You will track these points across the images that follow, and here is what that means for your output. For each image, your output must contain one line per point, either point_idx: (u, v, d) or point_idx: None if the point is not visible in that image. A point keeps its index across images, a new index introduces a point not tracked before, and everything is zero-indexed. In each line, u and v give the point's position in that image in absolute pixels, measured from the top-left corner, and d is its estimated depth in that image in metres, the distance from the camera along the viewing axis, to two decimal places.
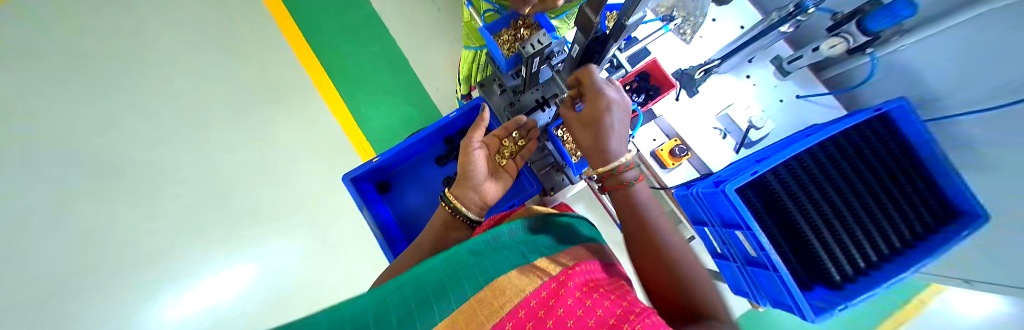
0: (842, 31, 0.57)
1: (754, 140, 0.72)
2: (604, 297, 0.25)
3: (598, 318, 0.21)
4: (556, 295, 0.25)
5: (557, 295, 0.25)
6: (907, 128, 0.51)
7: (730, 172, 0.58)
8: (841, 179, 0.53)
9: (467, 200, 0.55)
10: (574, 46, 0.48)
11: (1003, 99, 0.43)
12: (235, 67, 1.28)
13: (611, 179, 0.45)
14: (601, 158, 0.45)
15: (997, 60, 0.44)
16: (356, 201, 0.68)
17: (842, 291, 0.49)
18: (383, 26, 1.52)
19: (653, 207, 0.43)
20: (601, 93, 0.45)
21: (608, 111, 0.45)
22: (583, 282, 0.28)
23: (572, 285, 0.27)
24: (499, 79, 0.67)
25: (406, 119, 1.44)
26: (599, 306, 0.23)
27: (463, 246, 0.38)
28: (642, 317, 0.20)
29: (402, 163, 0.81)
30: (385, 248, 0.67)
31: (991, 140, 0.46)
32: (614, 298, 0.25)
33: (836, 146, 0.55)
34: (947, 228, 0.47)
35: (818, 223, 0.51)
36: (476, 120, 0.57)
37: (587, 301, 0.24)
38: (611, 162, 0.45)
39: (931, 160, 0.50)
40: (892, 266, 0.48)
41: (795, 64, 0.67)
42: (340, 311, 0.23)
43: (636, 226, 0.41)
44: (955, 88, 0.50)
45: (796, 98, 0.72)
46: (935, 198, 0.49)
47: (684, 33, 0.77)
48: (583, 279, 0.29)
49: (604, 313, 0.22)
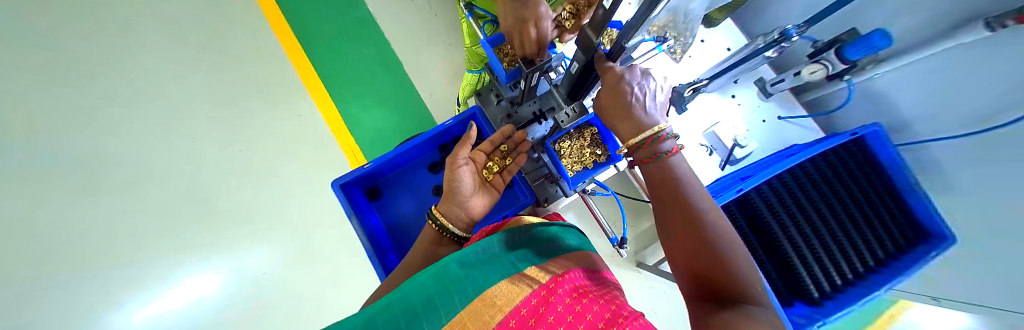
0: (821, 58, 0.59)
1: (738, 158, 0.75)
2: (593, 302, 0.26)
3: (588, 322, 0.22)
4: (546, 302, 0.26)
5: (547, 302, 0.26)
6: (880, 151, 0.53)
7: (715, 189, 0.60)
8: (817, 198, 0.56)
9: (452, 215, 0.54)
10: (574, 63, 0.48)
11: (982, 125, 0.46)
12: (221, 61, 1.24)
13: (638, 152, 0.41)
14: (632, 130, 0.41)
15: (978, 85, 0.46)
16: (346, 210, 0.66)
17: (820, 307, 0.51)
18: (380, 30, 1.53)
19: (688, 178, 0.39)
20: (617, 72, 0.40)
21: (625, 82, 0.41)
22: (572, 288, 0.29)
23: (562, 292, 0.27)
24: (497, 89, 0.68)
25: (399, 123, 1.44)
26: (589, 311, 0.24)
27: (454, 258, 0.38)
28: (630, 321, 0.22)
29: (391, 170, 0.79)
30: (375, 261, 0.64)
31: (965, 161, 0.49)
32: (602, 303, 0.26)
33: (813, 165, 0.57)
34: (917, 248, 0.50)
35: (797, 242, 0.54)
36: (462, 138, 0.58)
37: (576, 308, 0.25)
38: (643, 132, 0.40)
39: (900, 182, 0.53)
40: (866, 283, 0.50)
41: (778, 87, 0.70)
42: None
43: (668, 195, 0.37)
44: (933, 113, 0.53)
45: (776, 119, 0.74)
46: (901, 215, 0.53)
47: (679, 51, 0.73)
48: (573, 285, 0.30)
49: (593, 317, 0.23)
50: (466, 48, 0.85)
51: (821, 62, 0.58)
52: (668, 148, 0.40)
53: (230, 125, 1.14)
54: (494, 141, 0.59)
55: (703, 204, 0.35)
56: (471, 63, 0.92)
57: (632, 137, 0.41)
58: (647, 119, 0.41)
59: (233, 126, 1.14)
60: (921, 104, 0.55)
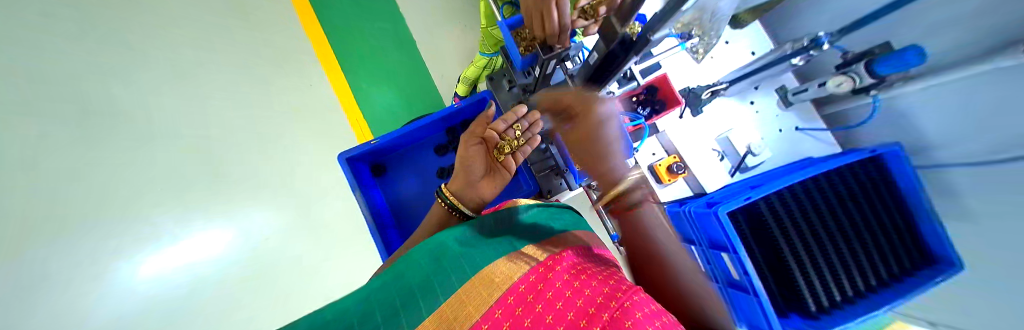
0: (850, 70, 0.56)
1: (750, 166, 0.73)
2: (591, 278, 0.26)
3: (586, 298, 0.22)
4: (544, 279, 0.26)
5: (545, 279, 0.26)
6: (899, 176, 0.51)
7: (722, 195, 0.59)
8: (826, 213, 0.54)
9: (463, 196, 0.56)
10: (592, 54, 0.49)
11: (1005, 150, 0.43)
12: (232, 23, 1.22)
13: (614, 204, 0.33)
14: (604, 176, 0.33)
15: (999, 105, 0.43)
16: (350, 181, 0.67)
17: (815, 321, 0.50)
18: (394, 6, 1.50)
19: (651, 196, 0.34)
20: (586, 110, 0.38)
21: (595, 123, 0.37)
22: (571, 265, 0.29)
23: (561, 268, 0.27)
24: (510, 76, 0.68)
25: (408, 102, 1.44)
26: (587, 286, 0.24)
27: (450, 237, 0.39)
28: (630, 295, 0.22)
29: (401, 147, 0.80)
30: (374, 232, 0.66)
31: (982, 185, 0.46)
32: (602, 279, 0.26)
33: (827, 179, 0.55)
34: (922, 272, 0.49)
35: (803, 257, 0.52)
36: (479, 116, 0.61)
37: (575, 283, 0.25)
38: (615, 185, 0.32)
39: (919, 208, 0.50)
40: (865, 302, 0.49)
41: (800, 96, 0.68)
42: (322, 319, 0.24)
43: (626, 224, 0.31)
44: (953, 134, 0.51)
45: (794, 130, 0.73)
46: (914, 240, 0.51)
47: (696, 51, 0.72)
48: (571, 262, 0.29)
49: (592, 292, 0.23)
50: (482, 28, 0.84)
51: (849, 75, 0.56)
52: (643, 192, 0.32)
53: (238, 87, 1.12)
54: (507, 120, 0.57)
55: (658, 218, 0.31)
56: (484, 44, 0.90)
57: (605, 188, 0.33)
58: (622, 162, 0.35)
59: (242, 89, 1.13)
60: (941, 121, 0.53)
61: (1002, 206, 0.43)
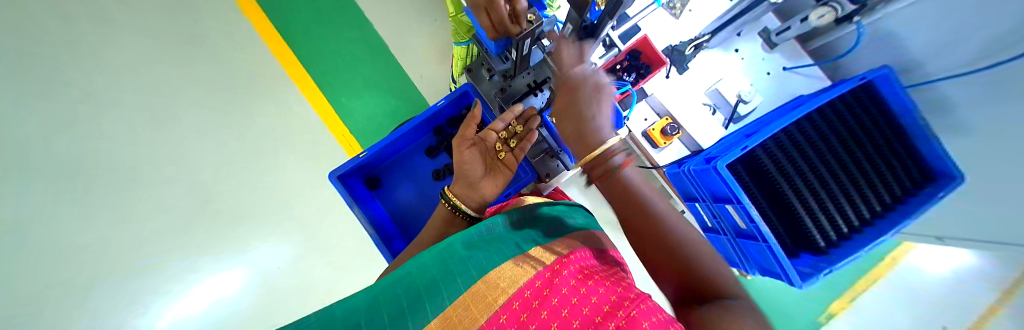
0: (829, 1, 0.55)
1: (742, 115, 0.73)
2: (598, 284, 0.26)
3: (593, 305, 0.22)
4: (550, 284, 0.25)
5: (552, 284, 0.25)
6: (887, 94, 0.51)
7: (720, 149, 0.58)
8: (826, 151, 0.53)
9: (465, 196, 0.55)
10: (566, 28, 0.48)
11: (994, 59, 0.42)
12: (195, 60, 1.20)
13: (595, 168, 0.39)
14: (590, 142, 0.39)
15: (988, 11, 0.42)
16: (346, 199, 0.67)
17: (826, 256, 0.52)
18: (358, 8, 1.44)
19: (649, 192, 0.39)
20: (580, 85, 0.43)
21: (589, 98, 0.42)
22: (577, 269, 0.29)
23: (567, 273, 0.27)
24: (488, 64, 0.66)
25: (393, 107, 1.40)
26: (594, 293, 0.24)
27: (456, 239, 0.38)
28: (636, 304, 0.22)
29: (390, 158, 0.80)
30: (380, 244, 0.66)
31: (973, 103, 0.46)
32: (609, 285, 0.26)
33: (820, 117, 0.55)
34: (926, 190, 0.49)
35: (803, 192, 0.52)
36: (467, 117, 0.57)
37: (582, 289, 0.24)
38: (597, 148, 0.39)
39: (910, 125, 0.50)
40: (874, 230, 0.50)
41: (784, 36, 0.66)
42: (327, 316, 0.22)
43: (634, 216, 0.38)
44: (938, 53, 0.51)
45: (782, 70, 0.72)
46: (915, 163, 0.51)
47: (674, 7, 0.76)
48: (577, 266, 0.29)
49: (598, 300, 0.23)
50: (451, 18, 0.80)
51: (830, 5, 0.54)
52: (621, 161, 0.39)
53: (220, 125, 1.14)
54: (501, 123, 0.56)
55: (663, 211, 0.37)
56: (458, 34, 0.88)
57: (590, 151, 0.39)
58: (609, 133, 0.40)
59: (224, 126, 1.14)
60: (931, 42, 0.51)
61: (995, 110, 0.43)
